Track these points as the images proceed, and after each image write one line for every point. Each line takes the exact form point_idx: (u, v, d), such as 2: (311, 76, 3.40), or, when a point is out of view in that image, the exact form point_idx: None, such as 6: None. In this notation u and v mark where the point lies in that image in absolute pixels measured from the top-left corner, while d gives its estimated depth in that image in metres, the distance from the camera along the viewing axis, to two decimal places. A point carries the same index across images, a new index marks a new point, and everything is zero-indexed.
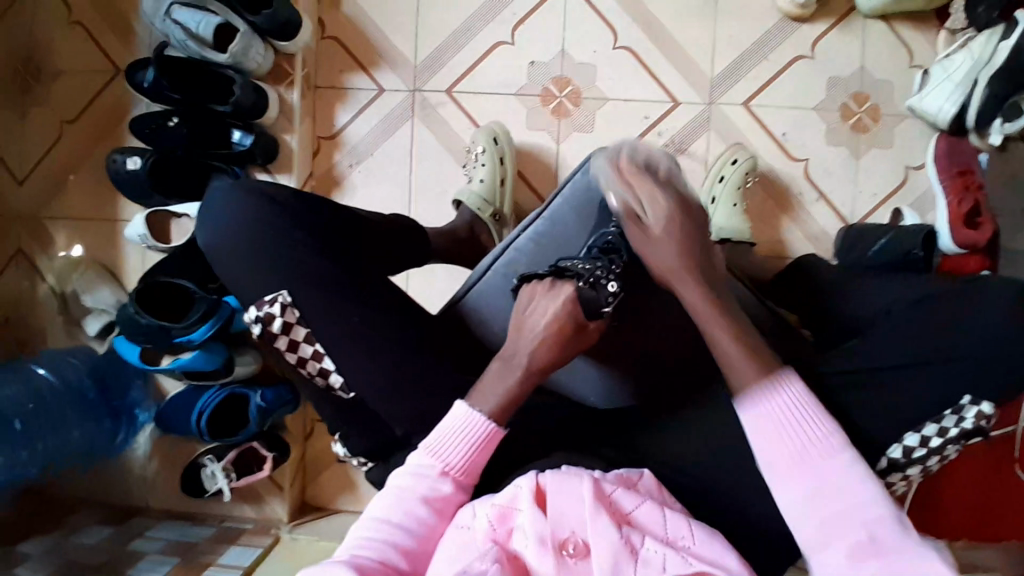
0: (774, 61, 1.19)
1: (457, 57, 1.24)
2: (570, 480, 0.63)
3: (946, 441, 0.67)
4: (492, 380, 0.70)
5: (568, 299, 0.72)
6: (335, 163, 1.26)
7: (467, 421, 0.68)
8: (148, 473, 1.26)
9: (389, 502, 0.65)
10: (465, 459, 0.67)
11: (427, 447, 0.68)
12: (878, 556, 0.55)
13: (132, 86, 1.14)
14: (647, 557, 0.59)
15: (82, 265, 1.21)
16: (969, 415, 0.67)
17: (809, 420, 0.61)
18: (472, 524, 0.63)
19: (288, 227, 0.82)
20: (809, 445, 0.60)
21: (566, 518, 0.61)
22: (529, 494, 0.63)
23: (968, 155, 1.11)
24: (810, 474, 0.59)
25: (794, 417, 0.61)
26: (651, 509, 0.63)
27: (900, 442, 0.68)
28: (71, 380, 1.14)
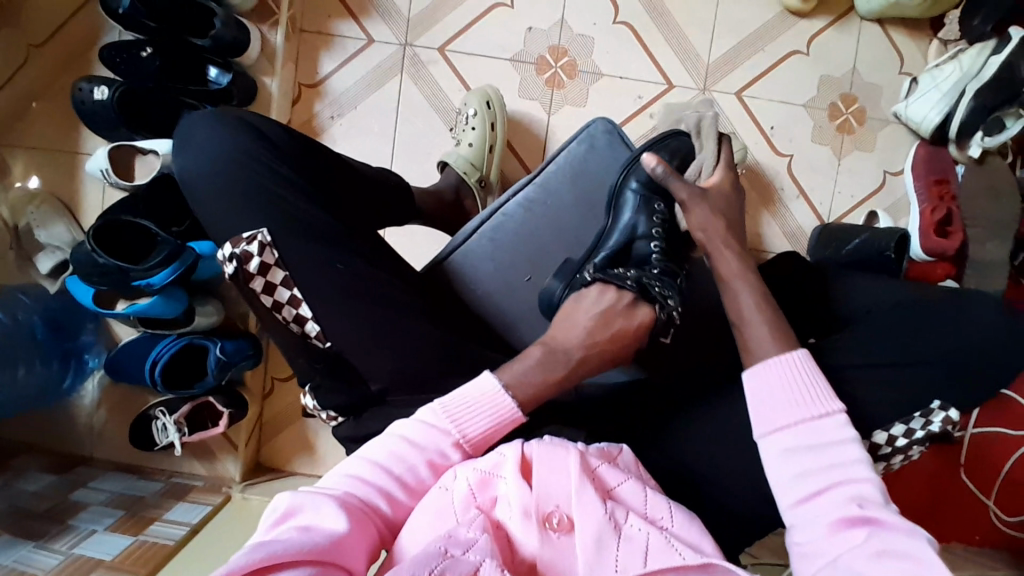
0: (770, 54, 1.19)
1: (453, 15, 1.19)
2: (557, 452, 0.64)
3: (911, 442, 0.73)
4: (524, 363, 0.70)
5: (645, 324, 0.75)
6: (316, 113, 1.21)
7: (497, 401, 0.66)
8: (95, 422, 1.20)
9: (388, 449, 0.63)
10: (483, 433, 0.65)
11: (445, 408, 0.65)
12: (874, 529, 0.51)
13: (105, 10, 1.03)
14: (630, 534, 0.60)
15: (38, 198, 1.13)
16: (936, 420, 0.73)
17: (813, 382, 0.61)
18: (452, 486, 0.62)
19: (274, 172, 0.80)
20: (818, 435, 0.58)
21: (551, 491, 0.61)
22: (515, 463, 0.63)
23: (947, 164, 1.15)
24: (812, 435, 0.58)
25: (802, 382, 0.61)
26: (634, 487, 0.65)
27: (869, 437, 0.74)
28: (22, 321, 1.06)
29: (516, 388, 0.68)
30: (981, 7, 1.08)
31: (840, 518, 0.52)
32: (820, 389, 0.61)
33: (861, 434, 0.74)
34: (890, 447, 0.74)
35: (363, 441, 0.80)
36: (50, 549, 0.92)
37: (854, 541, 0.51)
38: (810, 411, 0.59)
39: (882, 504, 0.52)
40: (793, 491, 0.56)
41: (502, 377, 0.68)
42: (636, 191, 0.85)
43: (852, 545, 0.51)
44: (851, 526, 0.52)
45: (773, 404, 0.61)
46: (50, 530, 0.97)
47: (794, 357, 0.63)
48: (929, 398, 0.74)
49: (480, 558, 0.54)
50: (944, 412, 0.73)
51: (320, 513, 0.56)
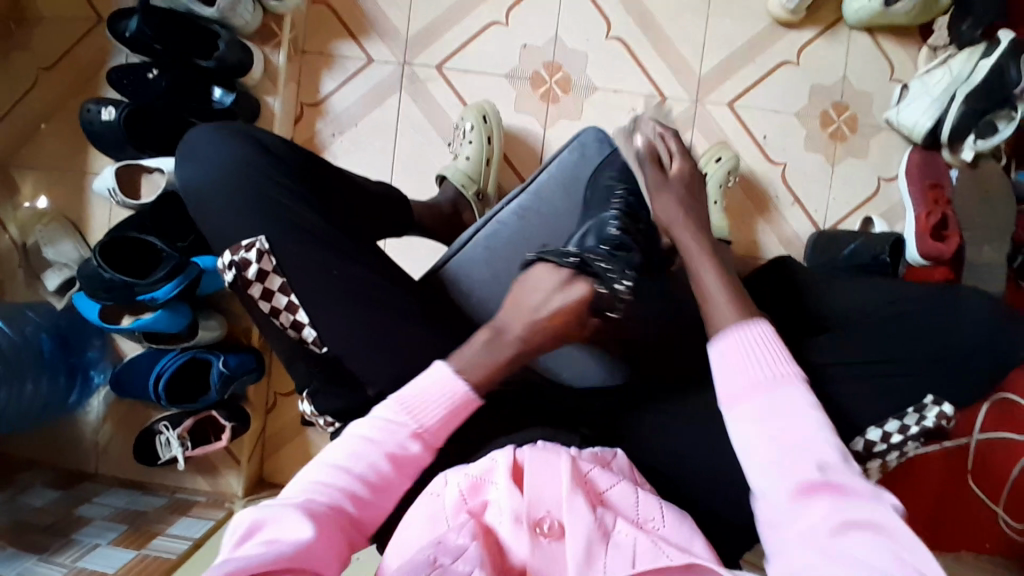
0: (761, 64, 1.22)
1: (450, 34, 1.23)
2: (549, 458, 0.65)
3: (906, 438, 0.74)
4: (478, 346, 0.70)
5: (582, 298, 0.70)
6: (318, 132, 1.24)
7: (450, 384, 0.67)
8: (99, 438, 1.21)
9: (350, 450, 0.63)
10: (438, 422, 0.66)
11: (399, 402, 0.66)
12: (839, 497, 0.50)
13: (112, 33, 1.07)
14: (619, 539, 0.60)
15: (46, 217, 1.16)
16: (929, 415, 0.74)
17: (772, 348, 0.59)
18: (443, 492, 0.64)
19: (274, 183, 0.82)
20: (778, 400, 0.56)
21: (542, 497, 0.62)
22: (506, 469, 0.64)
23: (940, 170, 1.16)
24: (773, 402, 0.56)
25: (764, 349, 0.60)
26: (623, 491, 0.65)
27: (863, 435, 0.74)
28: (29, 336, 1.08)
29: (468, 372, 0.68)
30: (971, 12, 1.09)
31: (803, 485, 0.52)
32: (778, 356, 0.59)
33: (855, 430, 0.74)
34: (886, 444, 0.74)
35: None
36: (53, 562, 0.93)
37: (820, 512, 0.50)
38: (770, 380, 0.57)
39: (846, 470, 0.52)
40: (757, 466, 0.54)
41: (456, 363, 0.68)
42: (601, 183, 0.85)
43: (818, 516, 0.50)
44: (815, 492, 0.51)
45: (735, 374, 0.59)
46: (54, 544, 0.98)
47: (754, 330, 0.61)
48: (922, 393, 0.74)
49: (469, 568, 0.55)
50: (937, 407, 0.73)
51: (281, 526, 0.57)
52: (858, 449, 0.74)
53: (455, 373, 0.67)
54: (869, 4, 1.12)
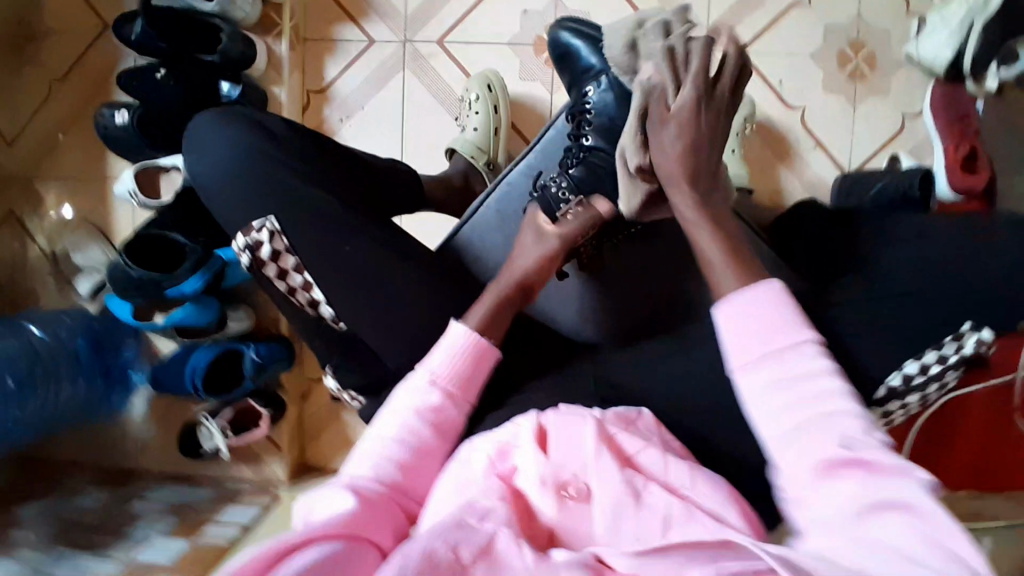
0: (771, 9, 1.17)
1: (448, 7, 1.21)
2: (573, 421, 0.66)
3: (945, 368, 0.72)
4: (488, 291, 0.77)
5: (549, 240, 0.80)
6: (326, 117, 1.24)
7: (465, 337, 0.72)
8: (144, 437, 1.25)
9: (390, 421, 0.68)
10: (456, 371, 0.71)
11: (422, 367, 0.71)
12: (864, 475, 0.48)
13: (121, 39, 1.11)
14: (650, 502, 0.59)
15: (72, 225, 1.20)
16: (969, 342, 0.72)
17: (789, 311, 0.57)
18: (469, 458, 0.64)
19: (283, 162, 0.81)
20: (801, 374, 0.54)
21: (567, 463, 0.63)
22: (531, 432, 0.65)
23: (965, 103, 1.10)
24: (783, 373, 0.55)
25: (774, 312, 0.57)
26: (653, 454, 0.64)
27: (901, 369, 0.72)
28: (64, 342, 1.10)
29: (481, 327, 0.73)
30: None
31: (828, 461, 0.50)
32: (791, 319, 0.57)
33: (891, 368, 0.72)
34: (925, 376, 0.72)
35: None
36: (107, 559, 0.97)
37: (842, 490, 0.49)
38: (788, 353, 0.55)
39: (873, 442, 0.49)
40: (770, 422, 0.54)
41: (467, 319, 0.74)
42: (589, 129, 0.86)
43: (839, 496, 0.49)
44: (839, 468, 0.50)
45: (746, 340, 0.57)
46: (107, 540, 1.01)
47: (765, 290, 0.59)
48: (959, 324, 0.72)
49: (496, 527, 0.55)
50: (975, 334, 0.71)
51: (331, 501, 0.60)
52: (897, 384, 0.72)
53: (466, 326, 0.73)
54: None
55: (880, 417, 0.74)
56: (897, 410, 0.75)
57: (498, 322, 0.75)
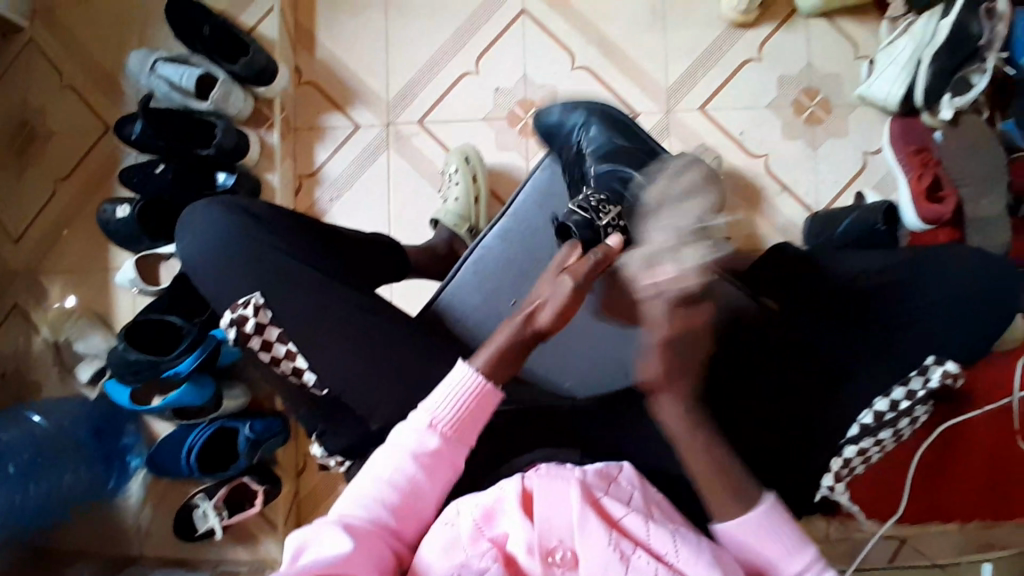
0: (726, 65, 1.26)
1: (427, 90, 1.31)
2: (558, 484, 0.64)
3: (914, 403, 0.78)
4: (500, 330, 0.73)
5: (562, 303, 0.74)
6: (317, 199, 1.31)
7: (474, 384, 0.69)
8: (142, 521, 1.22)
9: (391, 459, 0.67)
10: (460, 419, 0.68)
11: (425, 406, 0.68)
12: None
13: (122, 138, 1.21)
14: (637, 566, 0.60)
15: (75, 314, 1.25)
16: (934, 375, 0.78)
17: (782, 530, 0.66)
18: (456, 521, 0.65)
19: (262, 235, 0.86)
20: (779, 556, 0.65)
21: (553, 527, 0.62)
22: (516, 498, 0.64)
23: (922, 134, 1.16)
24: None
25: (769, 532, 0.66)
26: (637, 519, 0.63)
27: (870, 407, 0.78)
28: (67, 430, 1.16)
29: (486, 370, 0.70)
30: None
31: None
32: (785, 538, 0.66)
33: None
34: (895, 411, 0.78)
35: None
36: None
37: None
38: (793, 570, 0.65)
39: None
40: None
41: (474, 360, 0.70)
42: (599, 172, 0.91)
43: None
44: None
45: (751, 560, 0.66)
46: None
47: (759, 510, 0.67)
48: (923, 356, 0.79)
49: None
50: (939, 367, 0.78)
51: (322, 543, 0.60)
52: (867, 421, 0.78)
53: (472, 368, 0.69)
54: None
55: (855, 457, 0.79)
56: (874, 448, 0.79)
57: (503, 368, 0.71)
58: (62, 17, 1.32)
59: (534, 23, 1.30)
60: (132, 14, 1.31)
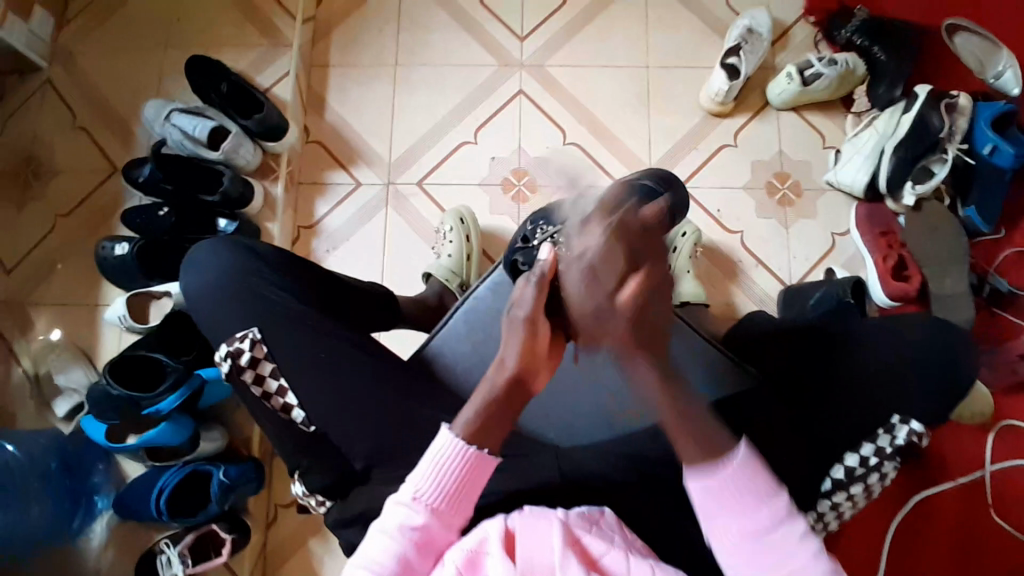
0: (704, 148, 1.36)
1: (428, 154, 1.39)
2: (539, 524, 0.66)
3: (881, 458, 0.82)
4: (478, 390, 0.72)
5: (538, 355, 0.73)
6: (314, 249, 1.35)
7: (459, 454, 0.69)
8: (99, 566, 1.17)
9: (378, 542, 0.67)
10: (447, 492, 0.68)
11: (411, 480, 0.69)
12: None
13: (128, 181, 1.27)
14: None
15: (60, 347, 1.24)
16: (901, 434, 0.82)
17: (755, 481, 0.68)
18: (441, 572, 0.64)
19: (262, 271, 0.89)
20: (752, 498, 0.68)
21: (535, 567, 0.63)
22: (498, 539, 0.65)
23: (888, 217, 1.27)
24: (767, 535, 0.67)
25: (744, 482, 0.68)
26: (617, 557, 0.65)
27: (842, 462, 0.83)
28: (39, 461, 1.13)
29: (471, 437, 0.69)
30: (884, 76, 1.31)
31: None
32: (758, 487, 0.68)
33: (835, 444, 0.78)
34: (865, 466, 0.82)
35: (354, 516, 0.83)
36: None
37: None
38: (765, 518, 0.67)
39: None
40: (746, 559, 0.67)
41: (455, 425, 0.70)
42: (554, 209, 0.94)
43: None
44: None
45: (725, 507, 0.68)
46: None
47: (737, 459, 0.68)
48: (890, 413, 0.83)
49: None
50: (905, 426, 0.82)
51: None
52: (840, 475, 0.82)
53: (456, 437, 0.69)
54: (789, 86, 1.31)
55: (828, 511, 0.83)
56: (846, 503, 0.83)
57: (492, 430, 0.70)
58: (85, 69, 1.41)
59: (530, 102, 1.41)
60: (153, 69, 1.40)
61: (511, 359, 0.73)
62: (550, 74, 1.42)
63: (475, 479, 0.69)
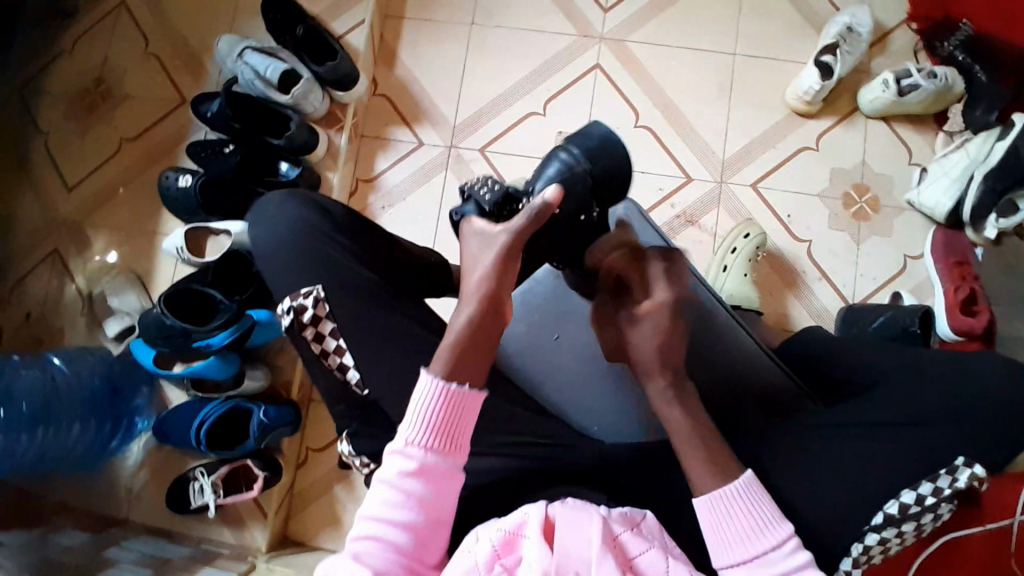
0: (781, 150, 1.30)
1: (494, 121, 1.36)
2: (581, 517, 0.64)
3: (940, 499, 0.74)
4: (449, 327, 0.70)
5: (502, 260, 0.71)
6: (369, 204, 1.35)
7: (434, 390, 0.67)
8: (136, 484, 1.24)
9: (382, 496, 0.66)
10: (436, 427, 0.67)
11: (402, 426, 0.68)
12: None
13: (196, 114, 1.27)
14: None
15: (116, 270, 1.29)
16: (963, 477, 0.75)
17: (764, 506, 0.68)
18: (474, 549, 0.63)
19: (326, 227, 0.89)
20: (760, 523, 0.67)
21: (571, 558, 0.61)
22: (538, 524, 0.63)
23: (965, 248, 1.20)
24: (769, 561, 0.66)
25: (748, 506, 0.67)
26: (655, 557, 0.64)
27: (897, 498, 0.75)
28: (83, 380, 1.15)
29: (447, 373, 0.68)
30: (980, 100, 1.22)
31: None
32: (762, 515, 0.67)
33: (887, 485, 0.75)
34: (920, 505, 0.74)
35: None
36: None
37: None
38: (767, 545, 0.66)
39: None
40: None
41: (433, 367, 0.68)
42: (569, 154, 0.81)
43: None
44: None
45: (729, 536, 0.67)
46: None
47: (743, 482, 0.68)
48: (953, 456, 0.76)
49: None
50: (969, 469, 0.75)
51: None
52: (893, 511, 0.75)
53: (434, 375, 0.68)
54: (883, 94, 1.23)
55: (874, 545, 0.75)
56: (895, 540, 0.75)
57: (467, 362, 0.68)
58: None
59: (606, 79, 1.35)
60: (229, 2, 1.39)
61: (480, 285, 0.71)
62: (631, 51, 1.36)
63: (461, 406, 0.67)
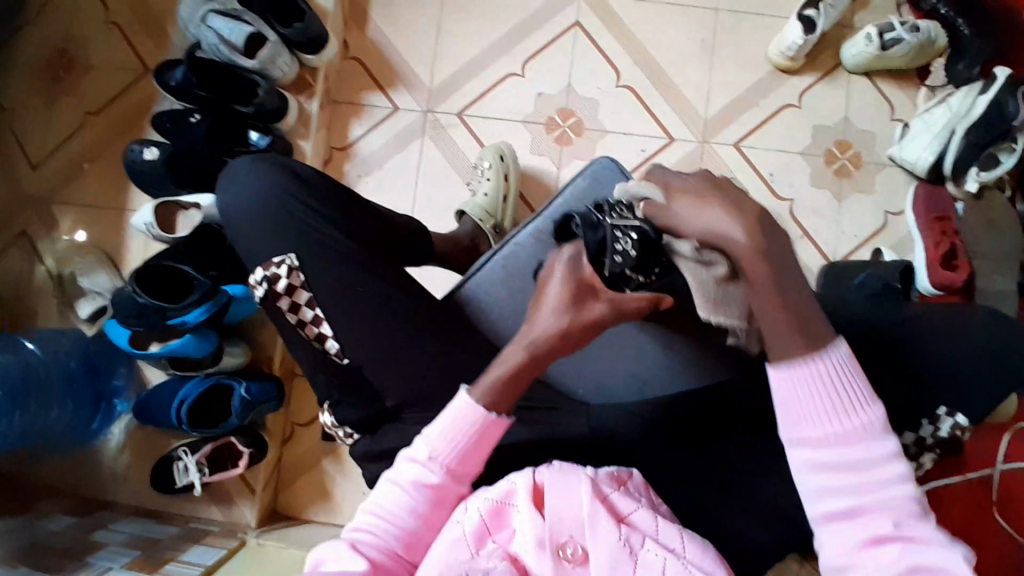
0: (764, 108, 1.28)
1: (471, 84, 1.32)
2: (569, 478, 0.63)
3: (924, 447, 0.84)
4: (500, 359, 0.69)
5: (576, 318, 0.68)
6: (345, 173, 1.31)
7: (475, 413, 0.66)
8: (120, 466, 1.22)
9: (389, 494, 0.66)
10: (465, 448, 0.66)
11: (427, 435, 0.67)
12: (907, 547, 0.55)
13: (159, 82, 1.21)
14: (645, 562, 0.59)
15: (84, 249, 1.24)
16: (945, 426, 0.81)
17: (855, 386, 0.59)
18: (464, 519, 0.63)
19: (301, 196, 0.86)
20: (852, 403, 0.59)
21: (564, 521, 0.61)
22: (527, 492, 0.63)
23: (945, 202, 1.19)
24: (851, 455, 0.58)
25: (841, 381, 0.59)
26: (645, 516, 0.63)
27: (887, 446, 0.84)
28: (58, 362, 1.11)
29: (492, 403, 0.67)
30: (965, 54, 1.20)
31: (872, 537, 0.56)
32: (857, 397, 0.59)
33: None
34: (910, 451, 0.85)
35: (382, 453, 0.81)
36: None
37: (888, 561, 0.55)
38: (855, 429, 0.58)
39: (918, 524, 0.56)
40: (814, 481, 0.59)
41: (477, 388, 0.68)
42: None
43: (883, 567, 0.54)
44: (883, 543, 0.56)
45: (804, 416, 0.59)
46: (68, 565, 0.94)
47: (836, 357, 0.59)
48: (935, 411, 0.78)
49: None
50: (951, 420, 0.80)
51: (337, 558, 0.63)
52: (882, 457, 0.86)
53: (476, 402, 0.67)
54: (866, 48, 1.21)
55: None
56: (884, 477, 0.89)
57: (507, 391, 0.68)
58: None
59: (586, 38, 1.32)
60: None
61: (545, 330, 0.68)
62: (611, 8, 1.32)
63: (492, 442, 0.67)
